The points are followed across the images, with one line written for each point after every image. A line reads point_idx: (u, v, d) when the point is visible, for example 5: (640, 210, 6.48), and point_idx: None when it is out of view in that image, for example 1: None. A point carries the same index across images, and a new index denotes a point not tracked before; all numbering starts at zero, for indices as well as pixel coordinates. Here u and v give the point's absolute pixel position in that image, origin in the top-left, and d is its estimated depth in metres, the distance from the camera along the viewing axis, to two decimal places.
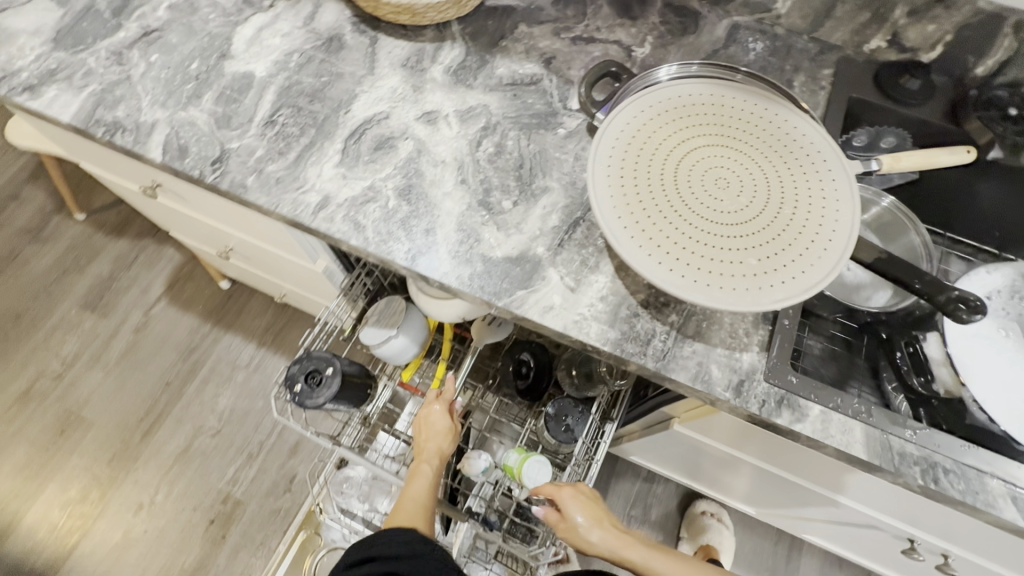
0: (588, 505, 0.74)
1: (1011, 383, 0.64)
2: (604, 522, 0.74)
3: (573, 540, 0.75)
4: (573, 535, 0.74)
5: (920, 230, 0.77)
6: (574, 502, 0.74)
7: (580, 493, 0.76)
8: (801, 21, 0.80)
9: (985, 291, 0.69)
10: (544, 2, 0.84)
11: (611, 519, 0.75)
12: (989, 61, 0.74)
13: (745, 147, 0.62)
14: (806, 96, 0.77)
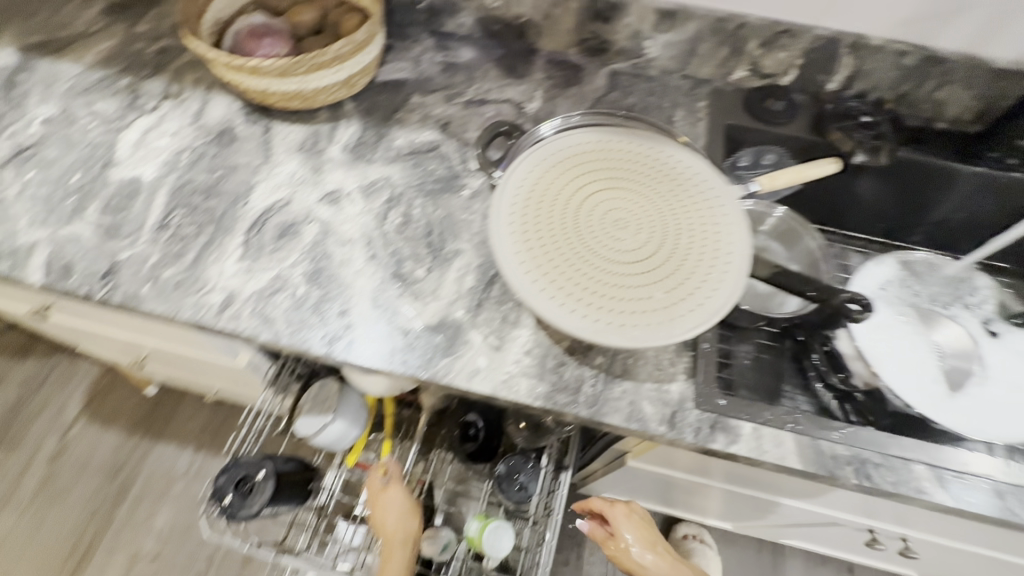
0: (641, 527, 0.81)
1: (919, 365, 0.68)
2: (654, 548, 0.80)
3: (619, 555, 0.81)
4: (621, 549, 0.80)
5: (814, 234, 0.84)
6: (628, 521, 0.81)
7: (633, 513, 0.82)
8: (671, 62, 0.87)
9: (878, 282, 0.74)
10: (433, 72, 0.87)
11: (662, 545, 0.81)
12: (837, 78, 0.83)
13: (637, 185, 0.64)
14: (688, 129, 0.83)
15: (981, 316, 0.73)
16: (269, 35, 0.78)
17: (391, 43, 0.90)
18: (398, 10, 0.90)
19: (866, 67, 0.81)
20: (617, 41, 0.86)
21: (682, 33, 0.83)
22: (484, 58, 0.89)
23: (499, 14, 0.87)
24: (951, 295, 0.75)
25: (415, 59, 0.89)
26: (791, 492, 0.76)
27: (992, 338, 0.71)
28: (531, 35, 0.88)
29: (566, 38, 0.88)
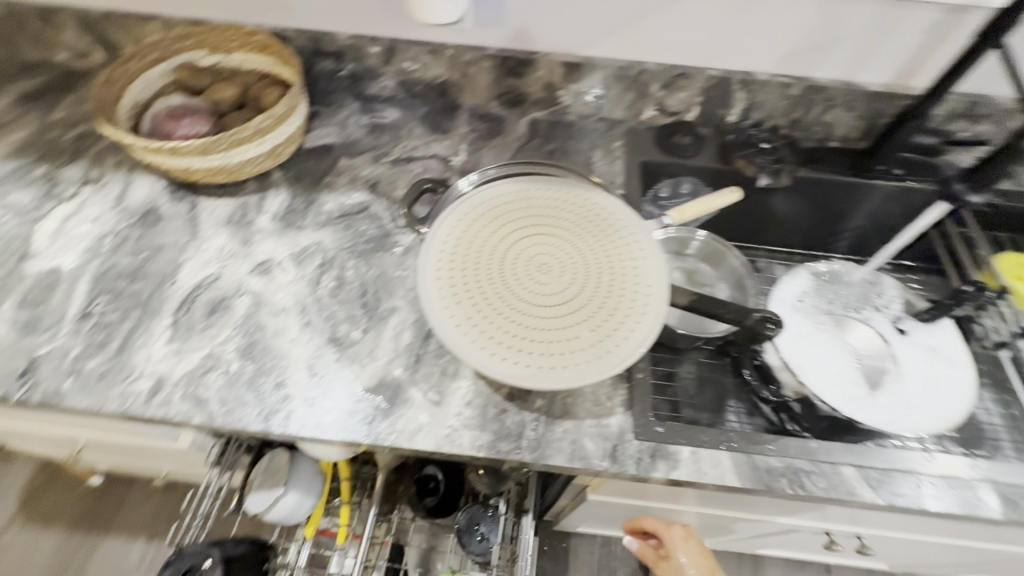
0: (697, 554, 0.83)
1: (839, 369, 0.72)
2: (709, 575, 0.83)
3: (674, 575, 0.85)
4: (672, 564, 0.85)
5: (736, 252, 0.89)
6: (684, 545, 0.84)
7: (689, 538, 0.84)
8: (585, 107, 0.92)
9: (795, 295, 0.79)
10: (360, 134, 0.90)
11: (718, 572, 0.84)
12: (735, 111, 0.90)
13: (557, 228, 0.67)
14: (607, 168, 0.88)
15: (891, 315, 0.78)
16: (187, 114, 0.81)
17: (316, 109, 0.92)
18: (321, 78, 0.93)
19: (760, 99, 0.88)
20: (532, 92, 0.91)
21: (591, 81, 0.88)
22: (409, 116, 0.93)
23: (418, 75, 0.91)
24: (863, 299, 0.80)
25: (342, 124, 0.91)
26: (756, 506, 0.77)
27: (902, 336, 0.76)
28: (451, 93, 0.92)
29: (485, 93, 0.92)
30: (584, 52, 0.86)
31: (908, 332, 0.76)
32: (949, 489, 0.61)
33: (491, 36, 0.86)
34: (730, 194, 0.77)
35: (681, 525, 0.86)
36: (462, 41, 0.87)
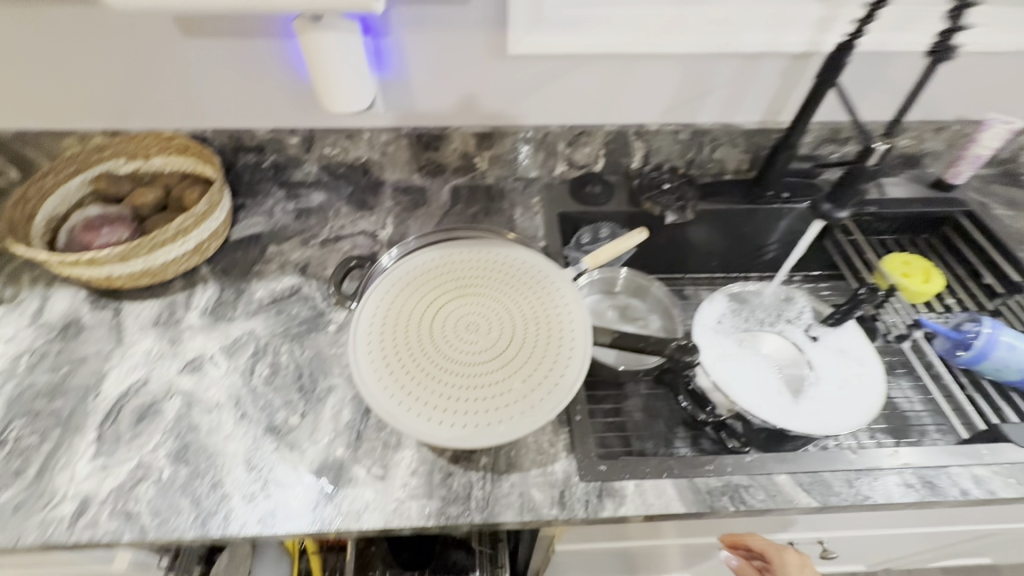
0: None
1: (762, 381, 0.77)
2: None
3: None
4: None
5: (658, 283, 0.96)
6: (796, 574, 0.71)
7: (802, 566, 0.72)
8: (502, 170, 0.98)
9: (715, 318, 0.84)
10: (287, 220, 0.92)
11: None
12: (637, 158, 0.98)
13: (481, 287, 0.71)
14: (528, 223, 0.93)
15: (803, 324, 0.85)
16: (105, 223, 0.81)
17: (242, 201, 0.94)
18: (243, 171, 0.95)
19: (656, 146, 0.97)
20: (450, 162, 0.97)
21: (503, 147, 0.95)
22: (335, 197, 0.96)
23: (339, 159, 0.95)
24: (776, 312, 0.86)
25: (268, 212, 0.93)
26: (733, 532, 0.77)
27: (815, 342, 0.82)
28: (374, 171, 0.97)
29: (406, 167, 0.97)
30: (492, 121, 0.92)
31: (819, 337, 0.83)
32: (877, 481, 0.64)
33: (402, 116, 0.90)
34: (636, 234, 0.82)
35: (792, 551, 0.73)
36: (376, 123, 0.91)
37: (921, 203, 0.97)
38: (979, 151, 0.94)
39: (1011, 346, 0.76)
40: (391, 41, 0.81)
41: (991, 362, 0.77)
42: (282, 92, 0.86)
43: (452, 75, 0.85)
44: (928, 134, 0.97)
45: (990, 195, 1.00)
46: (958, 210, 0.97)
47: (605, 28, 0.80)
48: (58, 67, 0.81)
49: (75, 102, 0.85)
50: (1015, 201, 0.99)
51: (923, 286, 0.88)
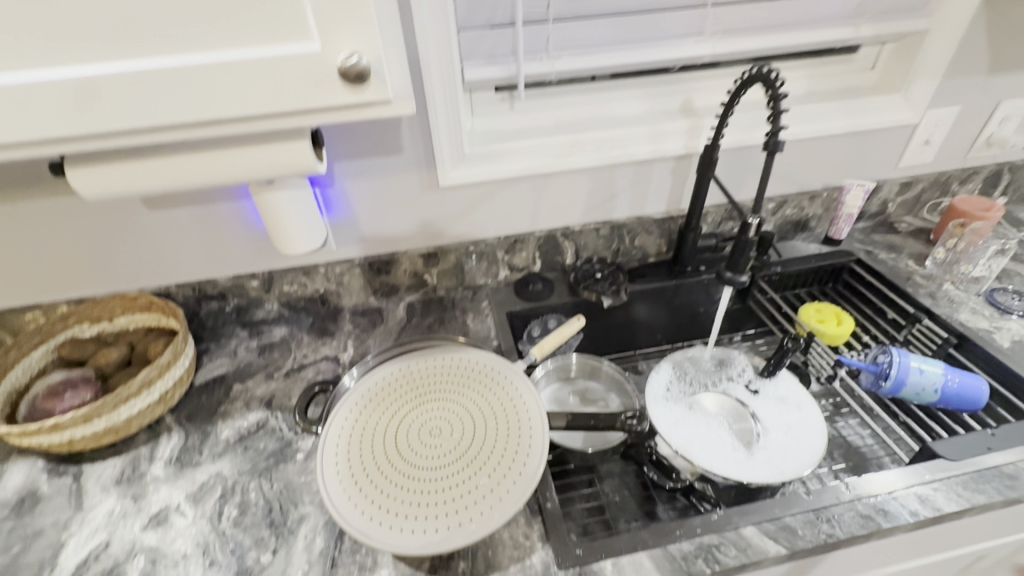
0: None
1: (717, 440, 0.82)
2: None
3: None
4: None
5: (603, 360, 1.04)
6: None
7: None
8: (451, 281, 1.08)
9: (664, 387, 0.90)
10: (251, 357, 0.96)
11: None
12: (568, 255, 1.11)
13: (439, 393, 0.75)
14: (480, 326, 1.01)
15: (743, 380, 0.92)
16: (68, 388, 0.83)
17: (206, 346, 0.99)
18: (207, 317, 1.01)
19: (583, 243, 1.10)
20: (402, 282, 1.06)
21: (448, 261, 1.05)
22: (296, 329, 1.02)
23: (298, 293, 1.02)
24: (718, 373, 0.93)
25: (232, 352, 0.98)
26: None
27: (756, 395, 0.89)
28: (332, 299, 1.04)
29: (362, 292, 1.05)
30: (435, 241, 1.03)
31: (760, 391, 0.89)
32: (835, 517, 0.68)
33: (354, 248, 1.01)
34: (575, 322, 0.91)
35: None
36: (330, 258, 1.00)
37: (817, 258, 1.12)
38: (850, 210, 1.11)
39: (920, 370, 0.85)
40: (337, 189, 0.93)
41: (909, 388, 0.85)
42: (241, 244, 0.94)
43: (394, 208, 0.97)
44: (805, 202, 1.15)
45: (872, 243, 1.16)
46: (848, 259, 1.11)
47: (518, 157, 0.95)
48: (26, 251, 0.87)
49: (41, 278, 0.91)
50: (894, 245, 1.16)
51: (838, 328, 0.99)
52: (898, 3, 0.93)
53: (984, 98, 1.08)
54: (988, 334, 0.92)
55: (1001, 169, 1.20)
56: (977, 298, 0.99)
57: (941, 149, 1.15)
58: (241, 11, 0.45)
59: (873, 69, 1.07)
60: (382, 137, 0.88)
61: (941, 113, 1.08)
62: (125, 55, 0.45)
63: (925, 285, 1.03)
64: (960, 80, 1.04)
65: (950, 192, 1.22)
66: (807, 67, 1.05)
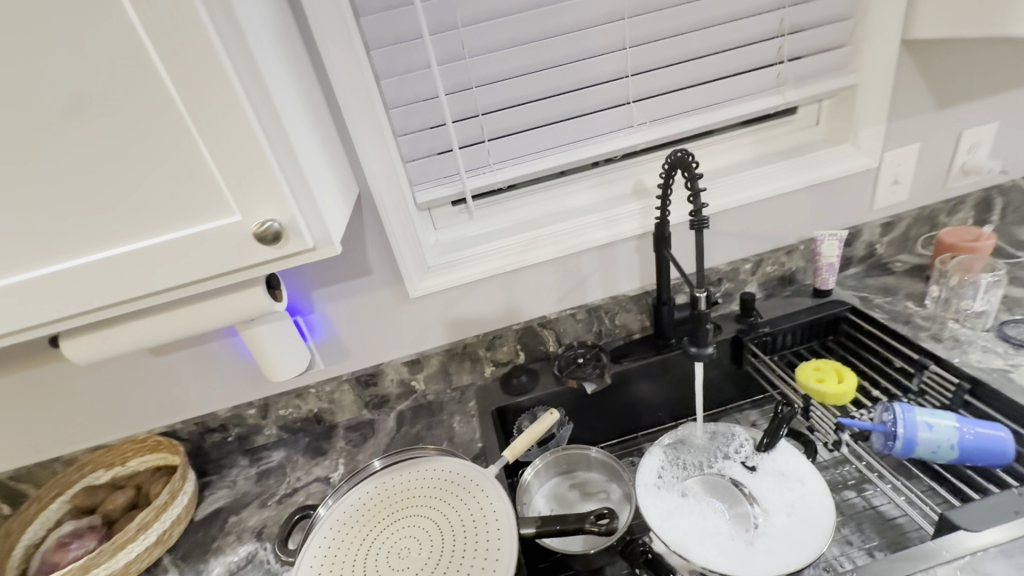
0: None
1: (713, 529, 0.76)
2: None
3: None
4: None
5: (588, 446, 1.01)
6: None
7: None
8: (438, 385, 1.10)
9: (655, 471, 0.86)
10: (249, 485, 0.99)
11: None
12: (550, 343, 1.11)
13: (411, 509, 0.75)
14: (466, 428, 1.01)
15: (741, 457, 0.86)
16: (76, 538, 0.87)
17: (209, 478, 1.03)
18: (211, 449, 1.06)
19: (563, 329, 1.11)
20: (391, 391, 1.09)
21: (432, 366, 1.08)
22: (292, 452, 1.05)
23: (294, 416, 1.07)
24: (713, 451, 0.88)
25: (232, 483, 1.01)
26: None
27: (754, 472, 0.83)
28: (326, 418, 1.08)
29: (354, 407, 1.09)
30: (417, 349, 1.07)
31: (758, 466, 0.83)
32: None
33: (340, 366, 1.05)
34: (548, 417, 0.88)
35: None
36: (319, 378, 1.05)
37: (807, 312, 1.08)
38: (830, 260, 1.07)
39: (929, 426, 0.77)
40: (317, 314, 0.99)
41: (923, 447, 0.77)
42: (236, 377, 1.01)
43: (373, 324, 1.03)
44: (784, 257, 1.13)
45: (865, 288, 1.12)
46: (842, 308, 1.07)
47: (481, 261, 1.00)
48: (50, 408, 0.97)
49: (63, 432, 1.00)
50: (889, 287, 1.11)
51: (840, 386, 0.93)
52: (818, 66, 0.98)
53: (944, 131, 1.07)
54: (1004, 374, 0.85)
55: (988, 194, 1.16)
56: (987, 334, 0.92)
57: (915, 185, 1.12)
58: (171, 203, 0.53)
59: (818, 124, 1.09)
60: (351, 262, 0.95)
61: (902, 152, 1.07)
62: (81, 252, 0.54)
63: (927, 327, 0.97)
64: (910, 120, 1.04)
65: (941, 225, 1.17)
66: (751, 134, 1.08)
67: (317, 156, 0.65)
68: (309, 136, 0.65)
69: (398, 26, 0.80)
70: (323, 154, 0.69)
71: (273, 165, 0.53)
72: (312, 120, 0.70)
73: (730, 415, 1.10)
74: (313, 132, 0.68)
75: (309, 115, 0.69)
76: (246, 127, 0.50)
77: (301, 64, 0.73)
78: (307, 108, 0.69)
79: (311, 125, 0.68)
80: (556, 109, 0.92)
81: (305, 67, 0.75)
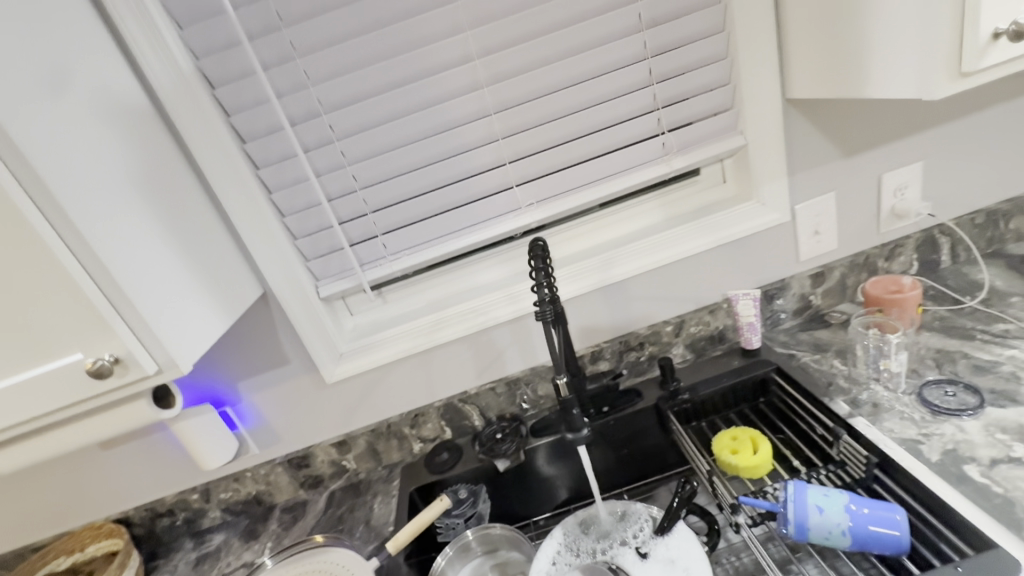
0: None
1: None
2: None
3: None
4: None
5: (492, 526, 0.98)
6: None
7: None
8: (369, 464, 1.14)
9: (550, 558, 0.85)
10: (187, 570, 1.06)
11: None
12: (475, 418, 1.13)
13: None
14: (384, 509, 1.03)
15: (636, 542, 0.83)
16: None
17: (156, 562, 1.10)
18: (162, 532, 1.14)
19: (485, 403, 1.12)
20: (323, 472, 1.13)
21: (359, 446, 1.12)
22: (231, 535, 1.10)
23: (234, 499, 1.13)
24: (611, 535, 0.86)
25: (174, 567, 1.08)
26: None
27: (645, 559, 0.80)
28: (265, 499, 1.14)
29: (290, 488, 1.14)
30: (343, 430, 1.11)
31: (649, 553, 0.80)
32: None
33: (273, 449, 1.11)
34: (439, 504, 0.90)
35: None
36: (254, 462, 1.11)
37: (730, 375, 1.04)
38: (748, 319, 1.04)
39: (819, 509, 0.72)
40: (245, 403, 1.06)
41: (815, 531, 0.72)
42: (177, 466, 1.09)
43: (297, 410, 1.08)
44: (707, 317, 1.10)
45: (797, 343, 1.07)
46: (767, 369, 1.02)
47: (390, 344, 1.04)
48: (26, 496, 1.09)
49: (37, 518, 1.11)
50: (821, 342, 1.05)
51: (753, 457, 0.89)
52: (703, 132, 0.98)
53: (859, 179, 1.03)
54: (913, 446, 0.78)
55: (931, 234, 1.09)
56: (907, 399, 0.85)
57: (842, 233, 1.07)
58: (27, 349, 0.62)
59: (726, 182, 1.09)
60: (268, 354, 1.02)
61: (815, 202, 1.04)
62: None
63: (847, 391, 0.91)
64: (814, 173, 1.02)
65: (881, 271, 1.11)
66: (656, 198, 1.09)
67: (181, 284, 0.73)
68: (174, 266, 0.73)
69: (279, 147, 0.89)
70: (195, 278, 0.76)
71: (102, 307, 0.61)
72: (189, 247, 0.78)
73: (665, 484, 1.07)
74: (184, 260, 0.76)
75: (184, 243, 0.77)
76: (72, 279, 0.59)
77: (187, 194, 0.82)
78: (183, 237, 0.78)
79: (183, 253, 0.76)
80: (443, 200, 0.97)
81: (193, 194, 0.84)
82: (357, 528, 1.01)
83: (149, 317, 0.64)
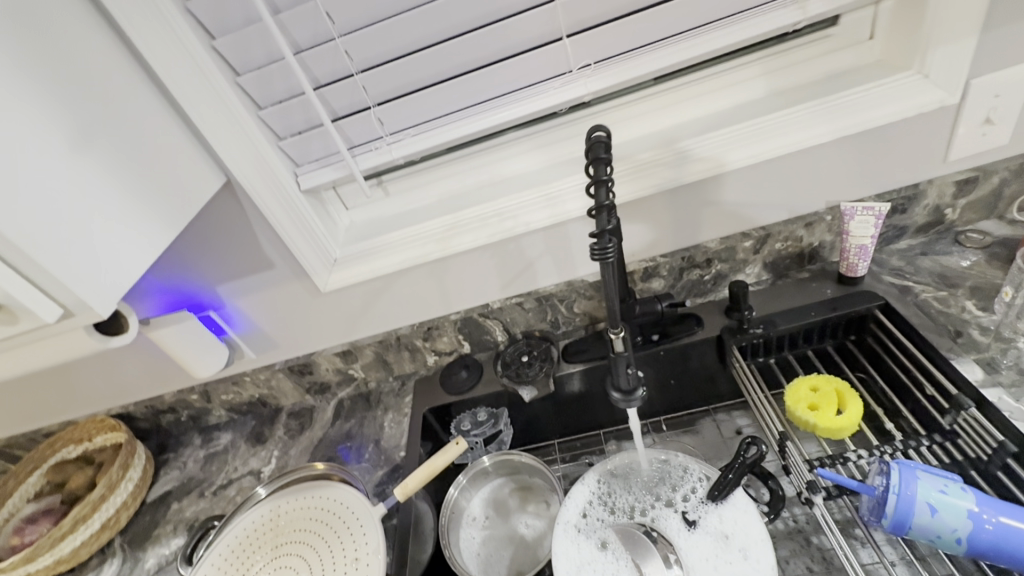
0: None
1: None
2: None
3: None
4: None
5: (518, 454, 0.88)
6: None
7: None
8: (379, 375, 1.01)
9: (581, 509, 0.74)
10: (196, 469, 1.02)
11: None
12: (499, 334, 0.96)
13: (305, 541, 0.76)
14: (396, 430, 0.93)
15: (683, 506, 0.72)
16: (30, 522, 0.95)
17: (167, 456, 1.06)
18: (169, 426, 1.09)
19: (510, 318, 0.94)
20: (330, 380, 1.02)
21: (366, 356, 0.97)
22: (238, 435, 1.05)
23: (237, 400, 1.05)
24: (656, 491, 0.75)
25: (183, 464, 1.04)
26: None
27: (692, 529, 0.69)
28: (271, 401, 1.05)
29: (296, 393, 1.04)
30: (348, 339, 0.96)
31: (698, 522, 0.69)
32: None
33: (271, 355, 0.99)
34: (454, 447, 0.77)
35: None
36: (252, 366, 1.00)
37: (821, 308, 0.82)
38: (861, 240, 0.79)
39: (932, 511, 0.57)
40: (230, 308, 0.91)
41: (919, 532, 0.58)
42: (171, 367, 0.99)
43: (291, 317, 0.93)
44: (801, 232, 0.85)
45: (915, 272, 0.82)
46: (871, 305, 0.80)
47: (394, 249, 0.84)
48: (21, 389, 1.03)
49: (38, 408, 1.06)
50: (948, 274, 0.81)
51: (837, 418, 0.72)
52: None
53: None
54: None
55: None
56: None
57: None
58: None
59: (873, 39, 0.76)
60: (247, 256, 0.84)
61: (1005, 76, 0.71)
62: None
63: (980, 347, 0.71)
64: (1017, 28, 0.68)
65: None
66: (761, 62, 0.77)
67: (111, 208, 0.56)
68: (94, 180, 0.54)
69: None
70: (136, 199, 0.59)
71: None
72: (122, 149, 0.58)
73: (711, 417, 0.93)
74: (117, 171, 0.57)
75: (113, 144, 0.57)
76: None
77: (117, 71, 0.58)
78: (110, 133, 0.57)
79: (118, 165, 0.57)
80: (457, 56, 0.68)
81: (119, 60, 0.59)
82: (367, 447, 0.92)
83: (45, 260, 0.47)
